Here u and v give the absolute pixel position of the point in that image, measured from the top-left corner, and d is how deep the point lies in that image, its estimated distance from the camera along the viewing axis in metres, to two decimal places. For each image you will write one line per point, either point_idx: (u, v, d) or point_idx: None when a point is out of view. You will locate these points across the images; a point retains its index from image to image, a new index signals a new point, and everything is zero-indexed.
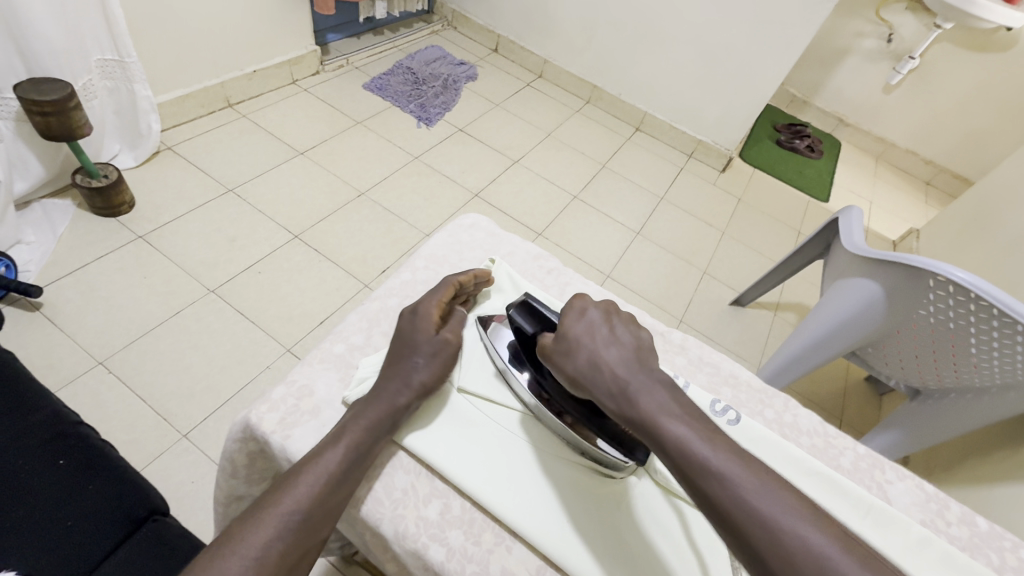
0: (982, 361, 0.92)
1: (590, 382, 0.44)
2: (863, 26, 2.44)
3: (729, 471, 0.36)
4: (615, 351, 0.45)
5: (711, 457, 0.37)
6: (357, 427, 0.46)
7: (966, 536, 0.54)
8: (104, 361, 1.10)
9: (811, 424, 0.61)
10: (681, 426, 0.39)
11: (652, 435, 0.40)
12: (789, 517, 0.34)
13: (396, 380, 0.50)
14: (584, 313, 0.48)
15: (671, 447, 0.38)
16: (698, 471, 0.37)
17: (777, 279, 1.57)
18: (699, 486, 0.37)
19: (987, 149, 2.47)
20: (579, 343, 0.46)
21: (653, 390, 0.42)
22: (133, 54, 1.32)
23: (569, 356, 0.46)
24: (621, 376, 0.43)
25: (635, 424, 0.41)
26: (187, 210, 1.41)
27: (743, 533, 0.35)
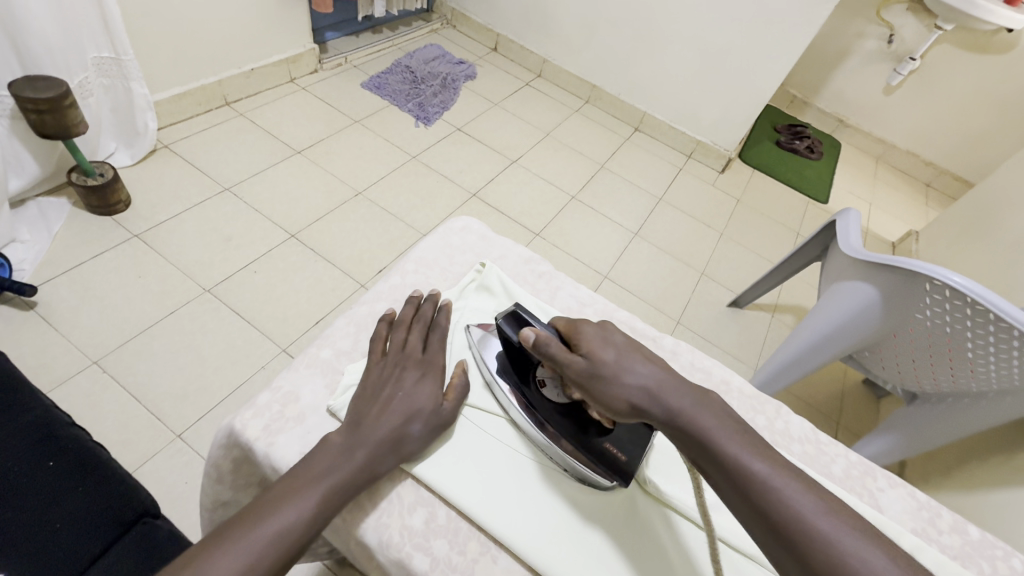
0: (979, 366, 0.92)
1: (641, 409, 0.43)
2: (864, 27, 2.43)
3: (789, 492, 0.38)
4: (655, 371, 0.45)
5: (769, 476, 0.38)
6: (357, 453, 0.45)
7: (958, 545, 0.53)
8: (98, 361, 1.10)
9: (803, 430, 0.60)
10: (739, 451, 0.40)
11: (716, 462, 0.40)
12: (857, 544, 0.35)
13: (400, 404, 0.49)
14: (607, 331, 0.48)
15: (734, 469, 0.39)
16: (761, 490, 0.38)
17: (775, 281, 1.56)
18: (764, 508, 0.37)
19: (987, 151, 2.47)
20: (619, 369, 0.45)
21: (702, 409, 0.42)
22: (129, 52, 1.31)
23: (606, 379, 0.45)
24: (669, 397, 0.43)
25: (692, 445, 0.41)
26: (183, 209, 1.41)
27: (818, 565, 0.35)
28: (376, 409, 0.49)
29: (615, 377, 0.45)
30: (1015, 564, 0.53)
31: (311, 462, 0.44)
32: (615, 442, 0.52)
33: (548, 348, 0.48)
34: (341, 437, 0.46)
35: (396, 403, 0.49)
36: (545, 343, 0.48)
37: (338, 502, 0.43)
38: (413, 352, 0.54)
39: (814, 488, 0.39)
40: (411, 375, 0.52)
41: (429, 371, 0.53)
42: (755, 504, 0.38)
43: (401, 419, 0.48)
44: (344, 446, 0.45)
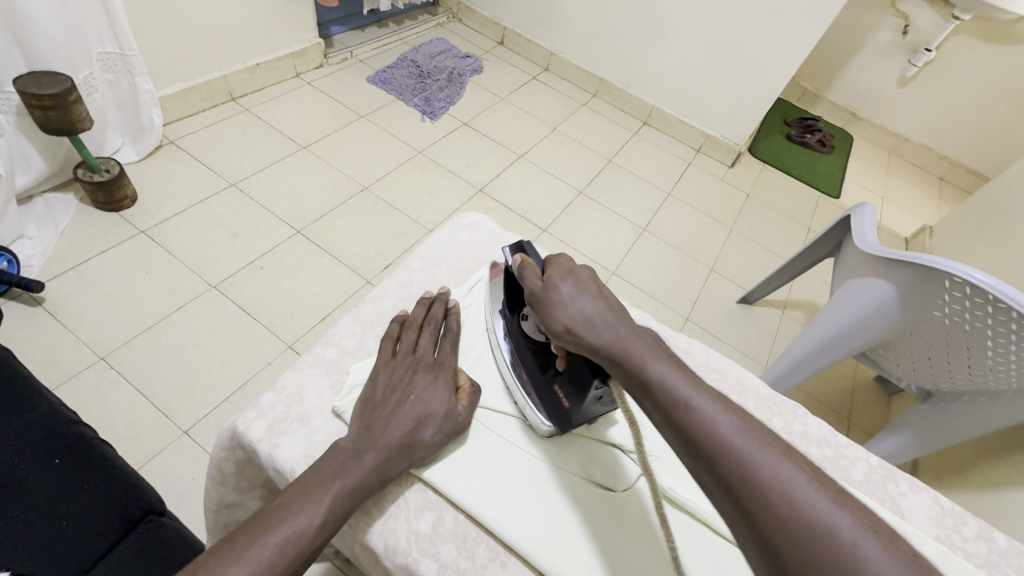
0: (998, 364, 0.89)
1: (578, 331, 0.43)
2: (878, 17, 2.38)
3: (710, 410, 0.36)
4: (601, 305, 0.44)
5: (691, 395, 0.37)
6: (370, 459, 0.44)
7: (983, 552, 0.53)
8: (105, 357, 1.10)
9: (822, 433, 0.60)
10: (667, 367, 0.38)
11: (638, 374, 0.39)
12: (766, 456, 0.34)
13: (415, 408, 0.48)
14: (573, 266, 0.48)
15: (654, 384, 0.38)
16: (678, 408, 0.36)
17: (786, 277, 1.54)
18: (679, 423, 0.36)
19: (1003, 145, 2.42)
20: (566, 297, 0.45)
21: (637, 337, 0.41)
22: (134, 47, 1.30)
23: (552, 303, 0.45)
24: (605, 324, 0.42)
25: (617, 364, 0.40)
26: (189, 204, 1.40)
27: (719, 469, 0.34)
28: (388, 412, 0.48)
29: (562, 303, 0.45)
30: None
31: (321, 467, 0.43)
32: (562, 388, 0.51)
33: (525, 270, 0.50)
34: (353, 441, 0.45)
35: (409, 406, 0.48)
36: (526, 266, 0.50)
37: (349, 506, 0.42)
38: (425, 354, 0.53)
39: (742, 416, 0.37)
40: (423, 377, 0.51)
41: (440, 373, 0.52)
42: (671, 420, 0.36)
43: (415, 423, 0.47)
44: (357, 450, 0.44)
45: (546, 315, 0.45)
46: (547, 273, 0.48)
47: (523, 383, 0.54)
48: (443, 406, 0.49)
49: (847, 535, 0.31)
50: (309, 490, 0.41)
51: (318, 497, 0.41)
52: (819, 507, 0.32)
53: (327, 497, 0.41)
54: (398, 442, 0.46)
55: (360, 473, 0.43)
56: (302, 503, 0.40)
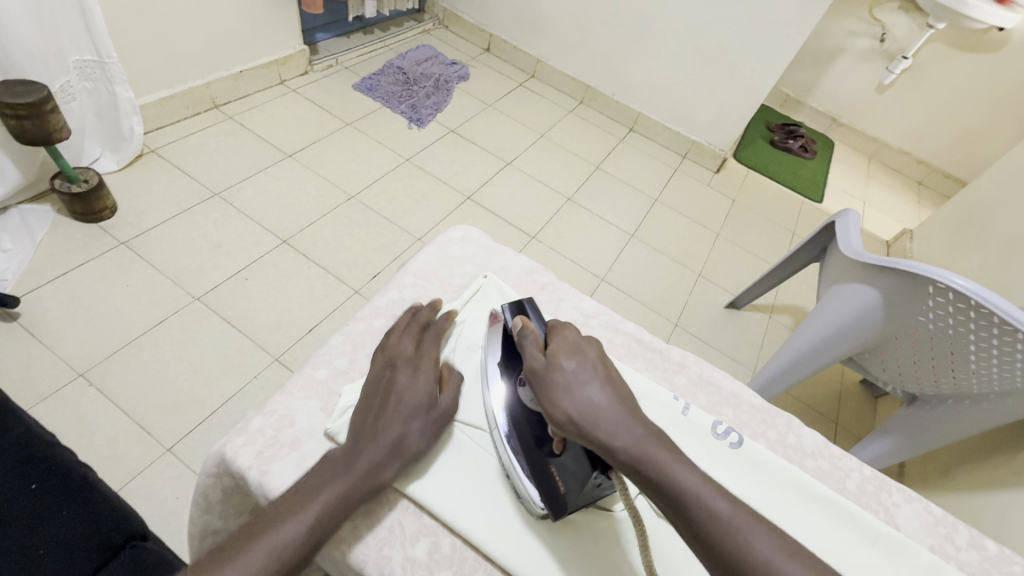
0: (981, 368, 0.91)
1: (591, 429, 0.41)
2: (856, 25, 2.43)
3: (749, 532, 0.37)
4: (608, 394, 0.43)
5: (727, 513, 0.37)
6: (363, 464, 0.44)
7: (975, 561, 0.54)
8: (84, 373, 1.06)
9: (815, 445, 0.61)
10: (692, 476, 0.39)
11: (665, 487, 0.38)
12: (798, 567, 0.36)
13: (399, 410, 0.48)
14: (577, 343, 0.47)
15: (689, 502, 0.38)
16: (719, 528, 0.37)
17: (772, 283, 1.55)
18: (720, 546, 0.36)
19: (978, 150, 2.49)
20: (573, 384, 0.43)
21: (654, 438, 0.41)
22: (113, 54, 1.27)
23: (557, 389, 0.43)
24: (619, 422, 0.41)
25: (638, 471, 0.39)
26: (172, 214, 1.37)
27: None
28: (379, 410, 0.47)
29: (567, 390, 0.43)
30: None
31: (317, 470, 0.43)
32: (561, 471, 0.47)
33: (526, 339, 0.49)
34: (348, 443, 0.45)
35: (401, 407, 0.48)
36: (527, 334, 0.50)
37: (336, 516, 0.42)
38: (405, 356, 0.52)
39: (762, 520, 0.38)
40: (407, 373, 0.51)
41: (422, 372, 0.51)
42: (710, 541, 0.37)
43: (396, 428, 0.47)
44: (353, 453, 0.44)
45: (547, 401, 0.43)
46: (548, 347, 0.47)
47: (517, 457, 0.50)
48: (427, 397, 0.50)
49: None
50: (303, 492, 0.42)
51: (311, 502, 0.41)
52: None
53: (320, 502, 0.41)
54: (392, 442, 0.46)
55: (354, 475, 0.44)
56: (296, 507, 0.41)
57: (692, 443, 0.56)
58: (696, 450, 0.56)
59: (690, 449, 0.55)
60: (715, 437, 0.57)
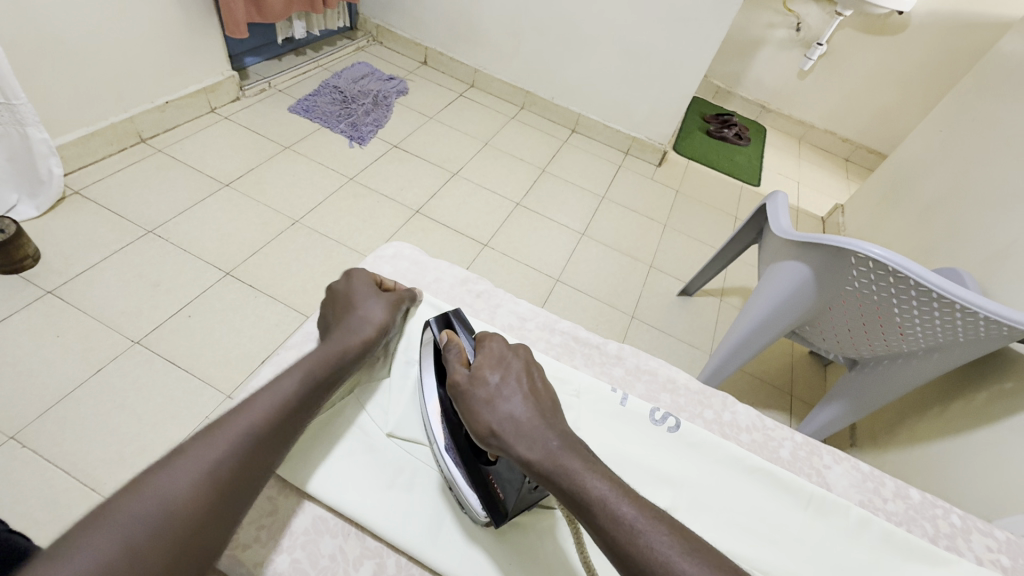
0: (906, 326, 0.97)
1: (510, 438, 0.43)
2: (773, 17, 2.57)
3: (653, 535, 0.36)
4: (530, 406, 0.45)
5: (637, 519, 0.37)
6: (231, 437, 0.43)
7: (901, 510, 0.59)
8: (16, 435, 1.00)
9: (749, 419, 0.64)
10: (605, 485, 0.39)
11: (578, 495, 0.39)
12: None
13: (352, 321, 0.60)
14: (503, 354, 0.50)
15: (594, 505, 0.38)
16: (627, 534, 0.37)
17: (717, 267, 1.61)
18: (624, 549, 0.36)
19: (893, 125, 2.66)
20: (496, 396, 0.46)
21: (570, 449, 0.42)
22: (21, 95, 1.20)
23: (481, 403, 0.46)
24: (535, 434, 0.43)
25: (550, 480, 0.41)
26: (102, 257, 1.31)
27: None
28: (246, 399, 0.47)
29: (489, 403, 0.46)
30: (953, 520, 0.59)
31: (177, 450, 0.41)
32: (498, 479, 0.51)
33: (451, 352, 0.53)
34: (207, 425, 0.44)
35: (267, 389, 0.48)
36: (452, 346, 0.54)
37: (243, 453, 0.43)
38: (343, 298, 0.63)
39: (681, 531, 0.37)
40: (346, 304, 0.62)
41: (360, 297, 0.63)
42: (616, 546, 0.37)
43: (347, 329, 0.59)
44: (215, 430, 0.43)
45: (472, 414, 0.46)
46: (474, 363, 0.50)
47: (457, 468, 0.53)
48: (372, 315, 0.61)
49: None
50: (159, 471, 0.39)
51: (174, 480, 0.39)
52: None
53: (187, 477, 0.40)
54: (265, 419, 0.46)
55: (222, 451, 0.42)
56: (151, 485, 0.38)
57: (630, 433, 0.58)
58: (635, 439, 0.58)
59: (629, 438, 0.57)
60: (653, 424, 0.59)
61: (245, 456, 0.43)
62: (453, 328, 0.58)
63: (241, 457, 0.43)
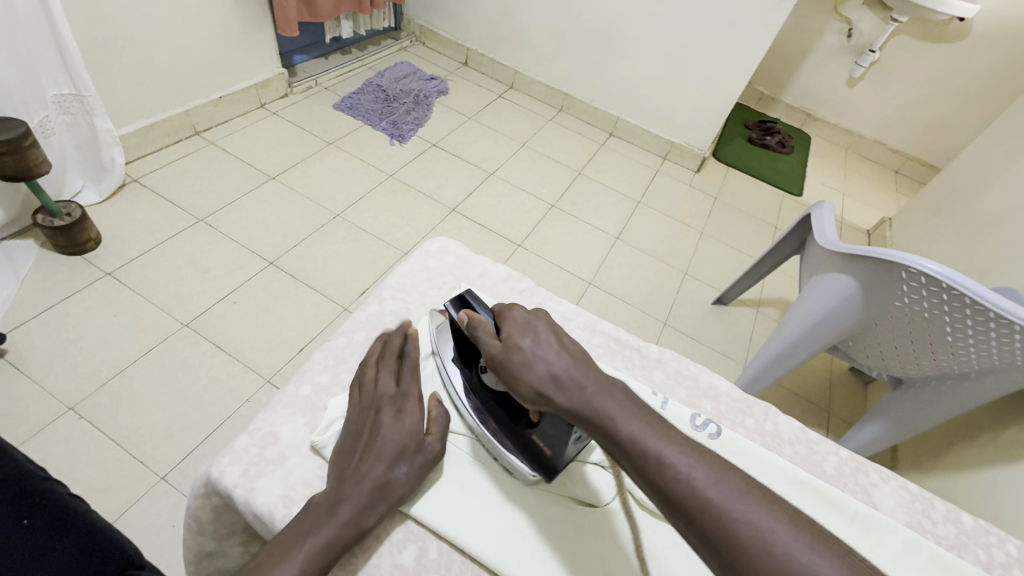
0: (959, 347, 0.93)
1: (552, 396, 0.43)
2: (823, 23, 2.49)
3: (687, 467, 0.37)
4: (566, 361, 0.44)
5: (669, 453, 0.38)
6: (302, 556, 0.41)
7: (951, 534, 0.56)
8: (75, 407, 1.06)
9: (793, 431, 0.63)
10: (637, 424, 0.40)
11: (613, 434, 0.40)
12: (744, 508, 0.35)
13: (385, 443, 0.48)
14: (528, 320, 0.48)
15: (627, 445, 0.39)
16: (660, 469, 0.37)
17: (756, 277, 1.57)
18: (657, 482, 0.37)
19: (949, 137, 2.54)
20: (534, 359, 0.45)
21: (606, 393, 0.42)
22: (90, 87, 1.28)
23: (517, 367, 0.45)
24: (573, 385, 0.43)
25: (586, 423, 0.41)
26: (156, 243, 1.38)
27: (705, 530, 0.35)
28: (316, 505, 0.44)
29: (527, 365, 0.44)
30: (1009, 548, 0.56)
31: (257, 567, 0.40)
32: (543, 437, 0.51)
33: (478, 329, 0.50)
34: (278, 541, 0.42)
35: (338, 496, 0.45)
36: (478, 325, 0.51)
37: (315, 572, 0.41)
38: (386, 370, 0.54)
39: (712, 460, 0.38)
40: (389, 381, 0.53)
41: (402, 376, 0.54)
42: (651, 481, 0.38)
43: (379, 457, 0.47)
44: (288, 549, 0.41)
45: (510, 379, 0.45)
46: (503, 330, 0.48)
47: (501, 441, 0.54)
48: (412, 438, 0.49)
49: None
50: None
51: None
52: (801, 554, 0.33)
53: None
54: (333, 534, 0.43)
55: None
56: None
57: None
58: None
59: None
60: (694, 429, 0.58)
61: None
62: (472, 306, 0.54)
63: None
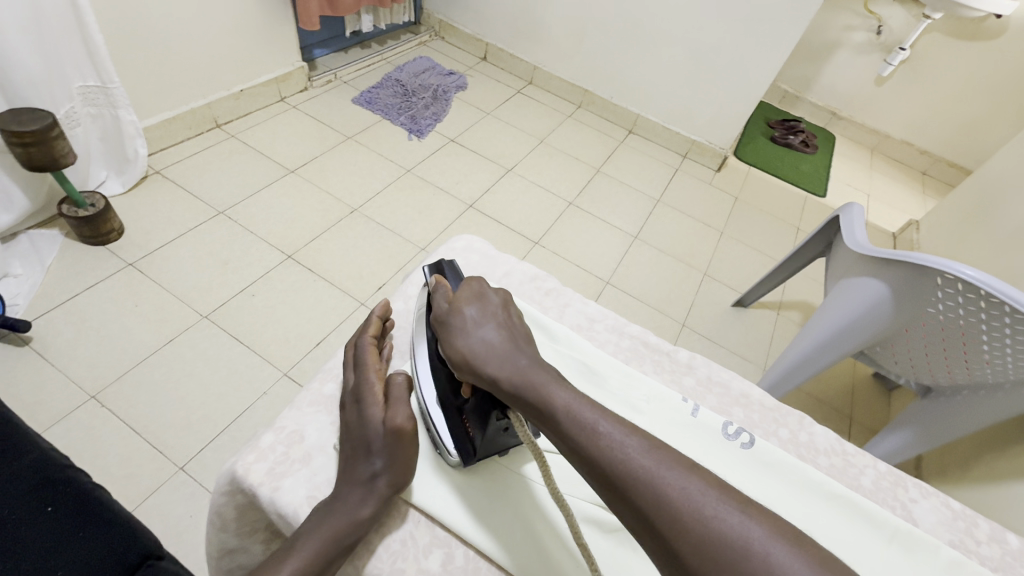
0: (995, 358, 0.89)
1: (483, 365, 0.44)
2: (852, 19, 2.43)
3: (615, 434, 0.37)
4: (503, 335, 0.46)
5: (599, 422, 0.38)
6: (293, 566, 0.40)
7: (996, 555, 0.54)
8: (96, 395, 1.07)
9: (828, 442, 0.61)
10: (569, 394, 0.41)
11: (544, 404, 0.40)
12: (670, 472, 0.35)
13: (355, 442, 0.47)
14: (482, 291, 0.50)
15: (559, 413, 0.39)
16: (589, 436, 0.38)
17: (778, 279, 1.54)
18: (585, 448, 0.37)
19: (981, 138, 2.47)
20: (470, 329, 0.47)
21: (540, 367, 0.44)
22: (116, 79, 1.29)
23: (455, 331, 0.47)
24: (506, 356, 0.44)
25: (518, 394, 0.42)
26: (177, 234, 1.39)
27: (631, 497, 0.35)
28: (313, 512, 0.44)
29: (464, 330, 0.47)
30: None
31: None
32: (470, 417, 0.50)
33: (437, 292, 0.53)
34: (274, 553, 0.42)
35: (337, 501, 0.44)
36: (440, 286, 0.53)
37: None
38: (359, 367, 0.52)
39: (642, 431, 0.38)
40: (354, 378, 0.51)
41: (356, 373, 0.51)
42: (578, 448, 0.38)
43: (354, 457, 0.46)
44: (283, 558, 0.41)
45: (449, 344, 0.47)
46: (455, 296, 0.51)
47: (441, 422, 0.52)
48: (376, 431, 0.46)
49: (757, 544, 0.32)
50: None
51: None
52: (727, 519, 0.33)
53: None
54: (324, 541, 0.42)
55: None
56: None
57: (704, 444, 0.55)
58: (713, 454, 0.55)
59: (707, 452, 0.55)
60: (726, 439, 0.56)
61: None
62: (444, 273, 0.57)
63: None
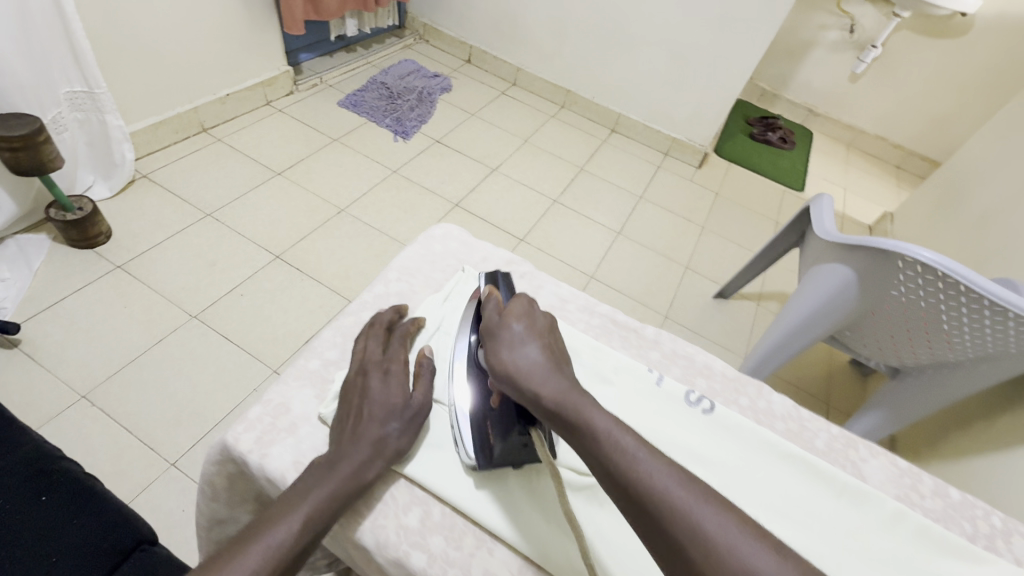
0: (954, 336, 0.94)
1: (525, 382, 0.45)
2: (826, 18, 2.50)
3: (652, 464, 0.38)
4: (546, 355, 0.47)
5: (637, 449, 0.39)
6: (301, 513, 0.42)
7: (939, 507, 0.58)
8: (86, 395, 1.09)
9: (786, 409, 0.64)
10: (609, 419, 0.41)
11: (585, 426, 0.41)
12: (704, 509, 0.36)
13: (373, 406, 0.50)
14: (531, 310, 0.52)
15: (599, 436, 0.40)
16: (627, 462, 0.38)
17: (756, 270, 1.58)
18: (622, 474, 0.38)
19: (951, 132, 2.54)
20: (515, 344, 0.48)
21: (580, 390, 0.44)
22: (101, 85, 1.31)
23: (501, 344, 0.49)
24: (548, 376, 0.45)
25: (558, 412, 0.43)
26: (165, 236, 1.40)
27: (664, 528, 0.35)
28: (319, 465, 0.46)
29: (510, 345, 0.48)
30: (995, 521, 0.58)
31: (260, 522, 0.42)
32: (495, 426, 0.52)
33: (489, 302, 0.54)
34: (278, 501, 0.43)
35: (342, 457, 0.47)
36: (492, 296, 0.55)
37: (318, 525, 0.43)
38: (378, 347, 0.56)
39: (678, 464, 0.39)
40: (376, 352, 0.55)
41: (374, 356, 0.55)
42: (615, 473, 0.38)
43: (367, 419, 0.49)
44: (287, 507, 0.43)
45: (494, 355, 0.48)
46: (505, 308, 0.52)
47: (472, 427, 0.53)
48: (399, 399, 0.51)
49: None
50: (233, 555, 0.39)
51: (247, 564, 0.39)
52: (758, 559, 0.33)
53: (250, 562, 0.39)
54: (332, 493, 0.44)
55: (289, 530, 0.41)
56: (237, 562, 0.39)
57: (672, 413, 0.59)
58: (686, 425, 0.58)
59: (681, 425, 0.58)
60: (688, 405, 0.60)
61: (307, 536, 0.42)
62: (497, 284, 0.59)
63: (309, 536, 0.42)
